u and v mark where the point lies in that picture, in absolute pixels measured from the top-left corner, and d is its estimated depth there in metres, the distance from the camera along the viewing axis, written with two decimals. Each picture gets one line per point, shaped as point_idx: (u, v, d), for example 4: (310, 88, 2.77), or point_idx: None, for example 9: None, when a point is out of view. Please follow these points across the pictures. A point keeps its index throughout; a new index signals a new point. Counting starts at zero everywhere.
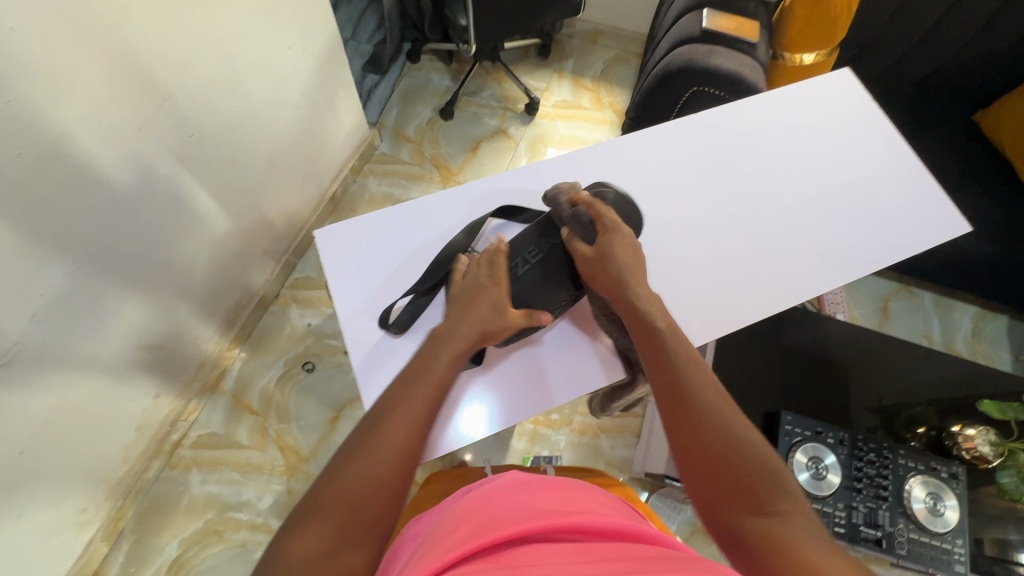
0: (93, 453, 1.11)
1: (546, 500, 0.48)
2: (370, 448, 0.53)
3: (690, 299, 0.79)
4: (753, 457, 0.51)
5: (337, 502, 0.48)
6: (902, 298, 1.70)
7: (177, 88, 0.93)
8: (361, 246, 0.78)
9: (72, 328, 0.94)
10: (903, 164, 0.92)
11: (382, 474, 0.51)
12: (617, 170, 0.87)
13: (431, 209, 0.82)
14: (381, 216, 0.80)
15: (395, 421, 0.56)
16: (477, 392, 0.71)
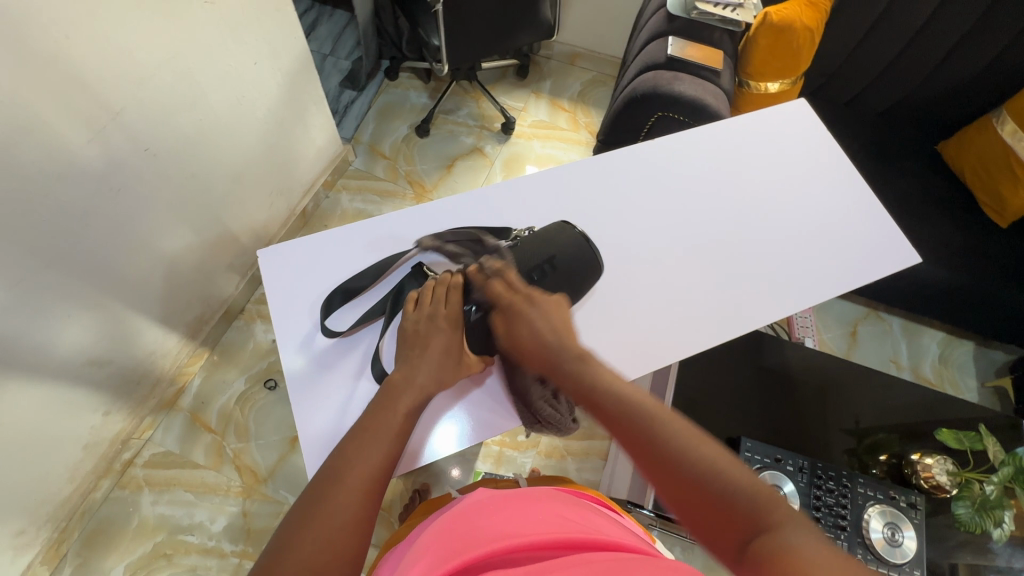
0: (35, 472, 1.07)
1: (506, 514, 0.51)
2: (326, 504, 0.50)
3: (635, 329, 0.79)
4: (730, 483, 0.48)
5: (293, 573, 0.45)
6: (870, 323, 1.71)
7: (133, 102, 0.92)
8: (305, 269, 0.76)
9: (13, 344, 0.91)
10: (852, 200, 0.95)
11: (339, 529, 0.49)
12: (568, 202, 0.89)
13: (381, 231, 0.81)
14: (327, 237, 0.79)
15: (353, 475, 0.53)
16: (453, 417, 0.70)
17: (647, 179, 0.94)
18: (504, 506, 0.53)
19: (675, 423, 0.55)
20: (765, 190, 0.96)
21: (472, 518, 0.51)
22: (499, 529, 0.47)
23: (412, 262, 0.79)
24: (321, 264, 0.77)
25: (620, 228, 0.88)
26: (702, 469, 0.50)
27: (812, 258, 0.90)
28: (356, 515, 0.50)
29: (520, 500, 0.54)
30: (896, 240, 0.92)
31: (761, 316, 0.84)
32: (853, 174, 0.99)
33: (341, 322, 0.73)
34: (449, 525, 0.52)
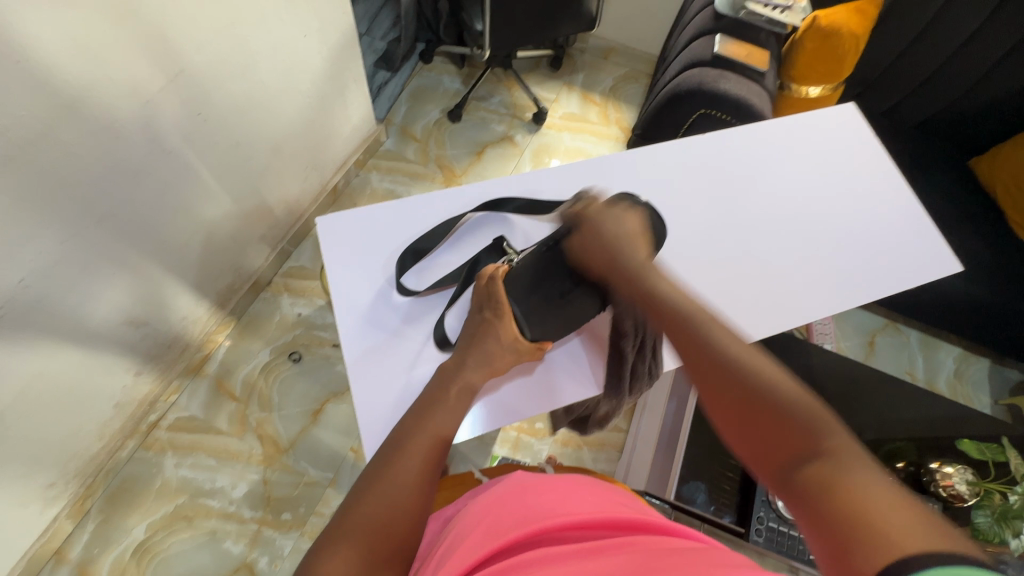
0: (69, 426, 1.09)
1: (554, 495, 0.51)
2: (391, 473, 0.52)
3: None
4: (796, 405, 0.47)
5: (360, 531, 0.48)
6: (889, 334, 1.72)
7: (189, 64, 0.92)
8: (364, 245, 0.77)
9: (61, 297, 0.93)
10: (894, 208, 0.97)
11: (405, 497, 0.51)
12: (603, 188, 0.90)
13: (440, 205, 0.82)
14: (385, 216, 0.80)
15: (415, 446, 0.55)
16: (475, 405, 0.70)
17: (688, 175, 0.95)
18: (551, 487, 0.53)
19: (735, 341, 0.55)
20: (804, 192, 0.97)
21: (518, 498, 0.51)
22: (546, 509, 0.48)
23: (466, 225, 0.82)
24: (381, 243, 0.78)
25: None
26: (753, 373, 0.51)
27: (848, 261, 0.90)
28: (416, 485, 0.52)
29: (567, 481, 0.55)
30: (935, 249, 0.93)
31: (796, 316, 0.85)
32: (895, 182, 0.99)
33: (415, 285, 0.76)
34: (494, 501, 0.52)
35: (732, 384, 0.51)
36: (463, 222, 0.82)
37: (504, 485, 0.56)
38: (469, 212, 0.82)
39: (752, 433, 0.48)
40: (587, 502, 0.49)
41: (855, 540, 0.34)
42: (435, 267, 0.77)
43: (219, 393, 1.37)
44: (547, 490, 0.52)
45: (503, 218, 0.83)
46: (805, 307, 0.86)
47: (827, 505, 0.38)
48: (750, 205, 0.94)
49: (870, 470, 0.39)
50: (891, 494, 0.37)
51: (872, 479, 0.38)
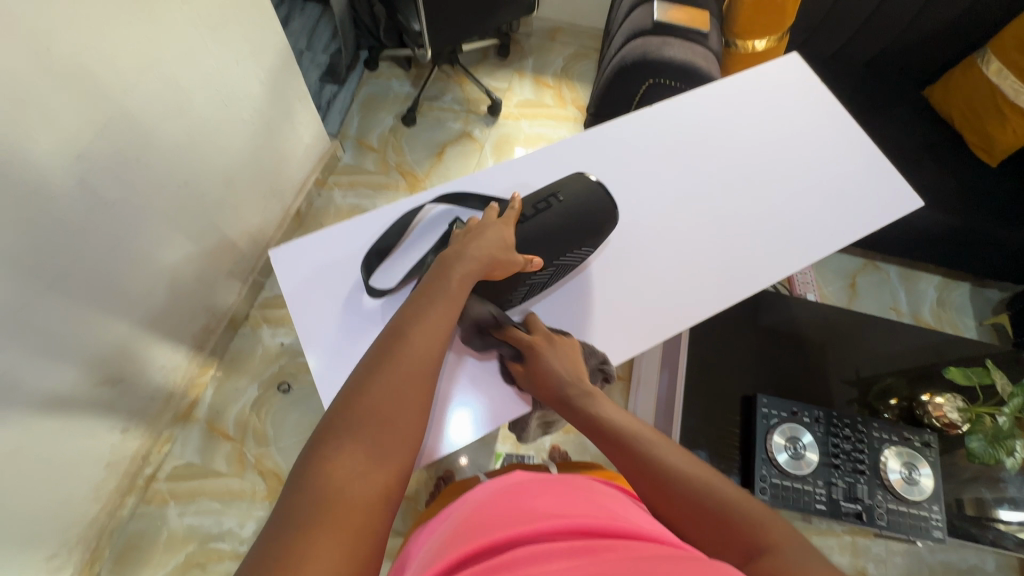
0: (61, 496, 1.07)
1: (542, 498, 0.50)
2: (368, 395, 0.50)
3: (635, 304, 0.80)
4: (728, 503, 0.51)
5: (340, 449, 0.45)
6: (869, 273, 1.74)
7: (118, 111, 0.89)
8: (316, 281, 0.75)
9: (25, 368, 0.90)
10: (851, 153, 0.97)
11: (384, 420, 0.49)
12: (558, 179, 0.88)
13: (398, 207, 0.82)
14: (324, 242, 0.77)
15: (415, 339, 0.55)
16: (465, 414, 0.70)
17: (643, 149, 0.94)
18: (544, 491, 0.52)
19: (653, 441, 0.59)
20: (760, 150, 0.96)
21: (508, 501, 0.50)
22: (538, 510, 0.47)
23: (428, 220, 0.81)
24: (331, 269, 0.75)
25: (617, 201, 0.89)
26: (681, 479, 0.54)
27: (810, 213, 0.91)
28: (397, 404, 0.51)
29: (557, 483, 0.54)
30: (895, 190, 0.94)
31: (767, 274, 0.85)
32: (850, 126, 0.99)
33: (386, 285, 0.75)
34: (485, 505, 0.51)
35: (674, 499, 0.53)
36: (423, 219, 0.81)
37: (493, 491, 0.55)
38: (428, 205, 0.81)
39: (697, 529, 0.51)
40: (575, 505, 0.48)
41: None
42: (403, 264, 0.76)
43: (213, 437, 1.35)
44: (540, 494, 0.51)
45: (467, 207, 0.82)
46: (773, 263, 0.86)
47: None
48: (708, 170, 0.93)
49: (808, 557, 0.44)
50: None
51: (811, 562, 0.43)
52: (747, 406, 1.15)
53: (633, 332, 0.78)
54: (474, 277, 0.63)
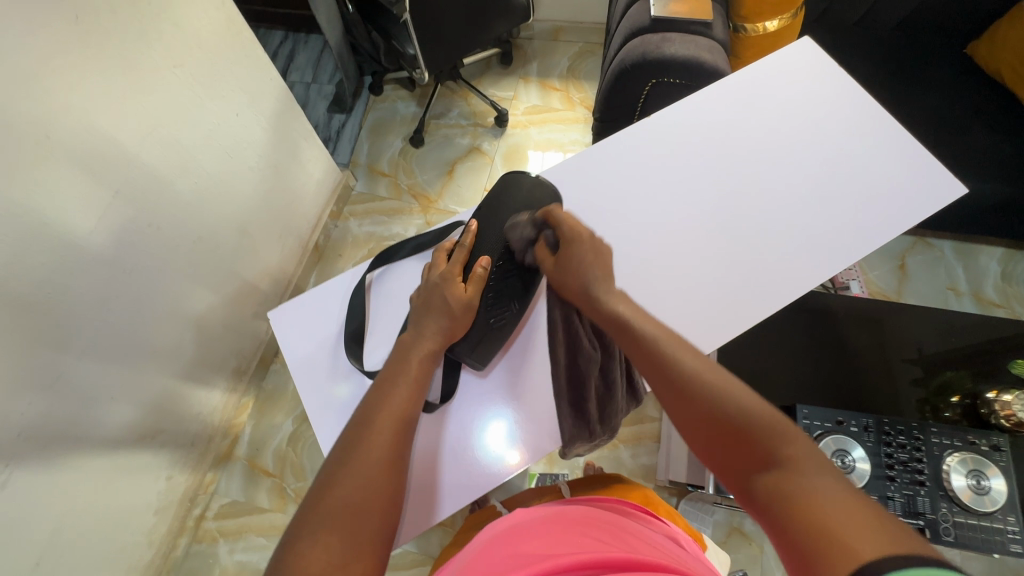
0: (116, 545, 1.13)
1: (535, 540, 0.49)
2: (341, 487, 0.51)
3: None
4: (751, 414, 0.48)
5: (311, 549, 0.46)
6: (920, 252, 1.60)
7: (125, 181, 0.91)
8: (314, 337, 0.74)
9: (67, 433, 0.95)
10: (871, 145, 0.91)
11: (355, 509, 0.50)
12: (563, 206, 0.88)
13: (337, 287, 0.77)
14: (298, 352, 0.73)
15: (381, 431, 0.57)
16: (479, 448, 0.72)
17: (645, 165, 0.91)
18: (535, 534, 0.51)
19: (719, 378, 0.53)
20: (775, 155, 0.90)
21: (502, 549, 0.49)
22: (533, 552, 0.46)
23: (376, 286, 0.77)
24: (326, 384, 0.72)
25: (622, 224, 0.87)
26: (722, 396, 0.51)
27: (828, 219, 0.87)
28: (367, 495, 0.52)
29: (553, 524, 0.53)
30: (919, 184, 0.88)
31: (782, 293, 0.82)
32: (873, 114, 0.93)
33: (376, 361, 0.72)
34: (482, 554, 0.50)
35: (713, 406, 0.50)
36: (370, 286, 0.77)
37: (486, 542, 0.54)
38: (369, 272, 0.76)
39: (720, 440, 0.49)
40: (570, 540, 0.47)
41: (809, 545, 0.36)
42: (379, 336, 0.74)
43: (254, 473, 1.40)
44: (533, 539, 0.49)
45: (409, 262, 0.79)
46: (789, 279, 0.83)
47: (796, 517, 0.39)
48: (714, 181, 0.89)
49: (825, 480, 0.41)
50: (843, 500, 0.38)
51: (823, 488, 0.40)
52: (787, 415, 1.07)
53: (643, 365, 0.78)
54: (433, 354, 0.67)
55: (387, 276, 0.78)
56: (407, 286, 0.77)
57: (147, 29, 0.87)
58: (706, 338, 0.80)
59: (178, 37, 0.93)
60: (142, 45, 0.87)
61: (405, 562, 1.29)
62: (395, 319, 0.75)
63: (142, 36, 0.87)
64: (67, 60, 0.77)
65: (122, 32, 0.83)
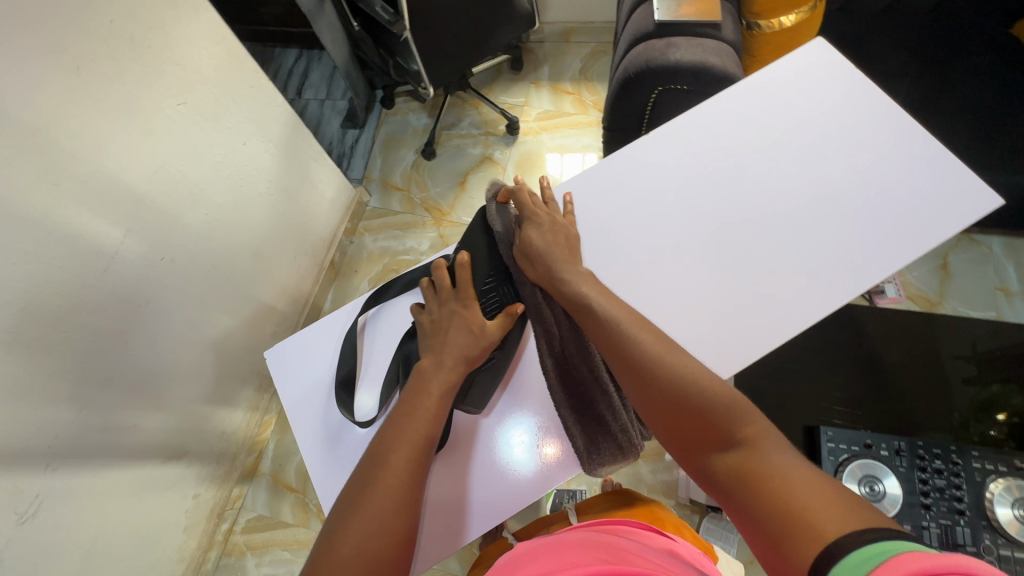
0: (147, 562, 1.18)
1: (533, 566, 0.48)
2: (358, 517, 0.54)
3: None
4: (709, 394, 0.56)
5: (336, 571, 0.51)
6: (964, 250, 1.48)
7: (134, 218, 0.94)
8: (308, 379, 0.77)
9: (94, 460, 0.99)
10: (894, 151, 0.84)
11: (372, 541, 0.53)
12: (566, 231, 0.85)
13: (332, 328, 0.79)
14: (293, 391, 0.76)
15: (394, 463, 0.58)
16: (493, 483, 0.71)
17: (648, 181, 0.87)
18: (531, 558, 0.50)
19: (641, 327, 0.64)
20: (785, 169, 0.85)
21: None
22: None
23: (368, 326, 0.79)
24: (320, 424, 0.73)
25: (625, 246, 0.83)
26: (685, 378, 0.58)
27: (846, 234, 0.81)
28: (380, 520, 0.54)
29: (547, 549, 0.52)
30: (951, 193, 0.82)
31: (799, 315, 0.77)
32: (897, 116, 0.86)
33: (365, 406, 0.74)
34: None
35: (669, 389, 0.58)
36: (363, 328, 0.79)
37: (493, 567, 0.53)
38: (362, 314, 0.78)
39: (676, 425, 0.58)
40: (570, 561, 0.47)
41: (785, 533, 0.45)
42: (370, 378, 0.76)
43: (278, 488, 1.44)
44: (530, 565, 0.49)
45: (400, 303, 0.80)
46: (805, 301, 0.78)
47: (762, 490, 0.48)
48: (722, 196, 0.85)
49: (783, 454, 0.51)
50: (810, 478, 0.48)
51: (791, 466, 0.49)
52: (809, 437, 1.01)
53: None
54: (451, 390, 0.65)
55: (377, 318, 0.79)
56: (397, 328, 0.79)
57: (147, 70, 0.89)
58: (715, 366, 0.76)
59: (180, 75, 0.96)
60: (144, 86, 0.90)
61: None
62: (385, 361, 0.76)
63: (144, 78, 0.89)
64: (70, 108, 0.79)
65: (122, 75, 0.85)
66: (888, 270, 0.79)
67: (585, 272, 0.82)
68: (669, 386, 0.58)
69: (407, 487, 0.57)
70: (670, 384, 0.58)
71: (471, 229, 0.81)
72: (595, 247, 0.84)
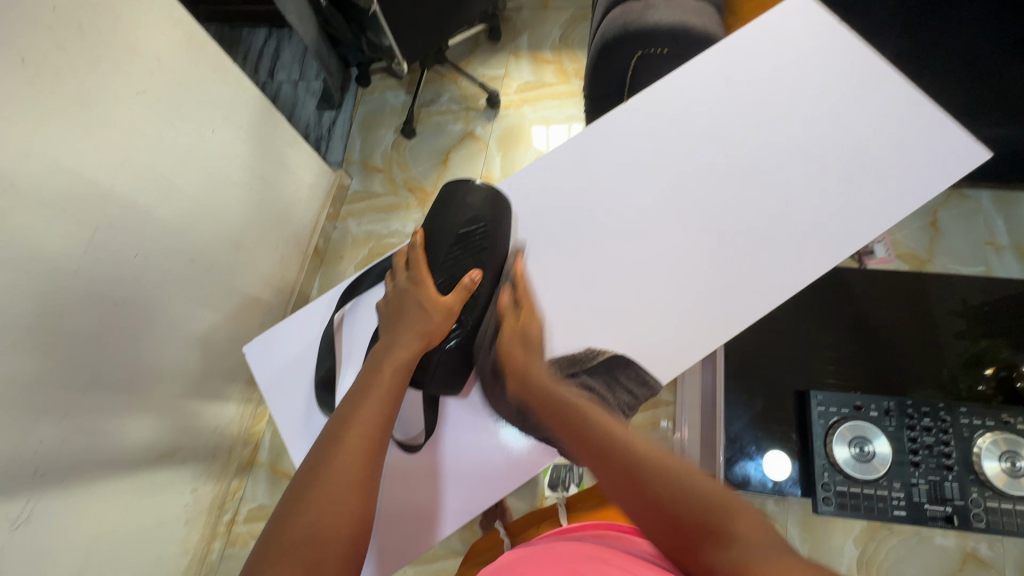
0: (150, 557, 1.19)
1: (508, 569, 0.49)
2: (320, 488, 0.53)
3: (645, 332, 0.77)
4: (695, 493, 0.49)
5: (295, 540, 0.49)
6: (954, 205, 1.47)
7: (102, 215, 0.91)
8: (288, 373, 0.75)
9: (86, 461, 0.99)
10: (882, 107, 0.82)
11: (335, 508, 0.52)
12: (549, 206, 0.83)
13: (310, 321, 0.77)
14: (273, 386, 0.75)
15: (353, 438, 0.58)
16: (459, 485, 0.74)
17: (630, 151, 0.84)
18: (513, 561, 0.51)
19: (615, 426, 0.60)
20: (770, 133, 0.83)
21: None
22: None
23: (347, 321, 0.77)
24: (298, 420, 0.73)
25: (610, 219, 0.81)
26: (660, 466, 0.53)
27: (832, 197, 0.79)
28: (344, 483, 0.54)
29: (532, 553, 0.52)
30: (938, 149, 0.80)
31: (785, 282, 0.76)
32: (884, 71, 0.83)
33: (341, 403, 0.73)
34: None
35: (653, 488, 0.51)
36: (342, 322, 0.77)
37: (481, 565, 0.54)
38: (339, 309, 0.76)
39: (658, 524, 0.49)
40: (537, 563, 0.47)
41: None
42: (348, 374, 0.75)
43: (276, 477, 1.46)
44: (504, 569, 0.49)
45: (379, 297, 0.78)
46: (787, 269, 0.77)
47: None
48: (705, 162, 0.82)
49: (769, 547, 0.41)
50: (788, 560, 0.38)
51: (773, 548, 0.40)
52: (799, 402, 1.01)
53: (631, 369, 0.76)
54: (409, 364, 0.67)
55: (357, 313, 0.78)
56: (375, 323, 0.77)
57: (100, 59, 0.85)
58: (702, 338, 0.76)
59: (136, 63, 0.91)
60: (99, 76, 0.85)
61: (428, 558, 1.32)
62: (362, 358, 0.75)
63: (97, 66, 0.85)
64: (20, 104, 0.75)
65: (74, 65, 0.81)
66: (874, 232, 0.78)
67: (571, 249, 0.80)
68: (646, 476, 0.52)
69: (367, 461, 0.56)
70: (655, 476, 0.52)
71: (433, 208, 0.78)
72: (576, 220, 0.82)
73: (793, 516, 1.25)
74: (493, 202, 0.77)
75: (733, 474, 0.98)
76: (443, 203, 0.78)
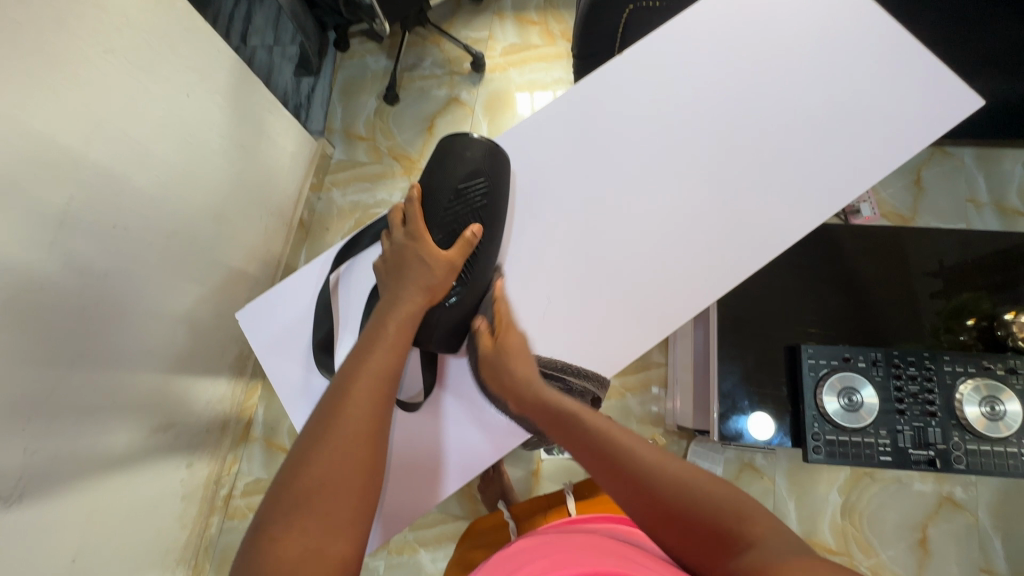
0: (149, 533, 1.19)
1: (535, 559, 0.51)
2: (328, 441, 0.55)
3: (644, 290, 0.77)
4: (708, 493, 0.54)
5: (306, 491, 0.51)
6: (937, 163, 1.48)
7: (77, 184, 0.87)
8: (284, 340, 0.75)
9: (77, 439, 0.97)
10: (875, 59, 0.81)
11: (344, 459, 0.54)
12: (543, 165, 0.81)
13: (304, 285, 0.76)
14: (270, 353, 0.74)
15: (358, 395, 0.59)
16: (461, 443, 0.76)
17: (624, 105, 0.82)
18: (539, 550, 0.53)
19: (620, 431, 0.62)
20: (765, 87, 0.81)
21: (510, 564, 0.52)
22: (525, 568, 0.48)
23: (341, 283, 0.76)
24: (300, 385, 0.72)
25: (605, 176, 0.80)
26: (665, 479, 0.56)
27: (823, 151, 0.80)
28: (353, 435, 0.56)
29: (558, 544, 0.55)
30: (930, 100, 0.80)
31: (777, 238, 0.77)
32: (879, 20, 0.82)
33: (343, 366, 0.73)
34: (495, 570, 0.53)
35: (669, 496, 0.54)
36: (337, 284, 0.76)
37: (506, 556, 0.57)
38: (333, 271, 0.75)
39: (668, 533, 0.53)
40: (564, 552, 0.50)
41: None
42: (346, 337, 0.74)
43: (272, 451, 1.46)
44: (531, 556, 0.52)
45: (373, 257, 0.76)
46: (778, 224, 0.78)
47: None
48: (700, 117, 0.81)
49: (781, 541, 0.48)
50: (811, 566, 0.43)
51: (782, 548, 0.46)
52: (790, 356, 1.04)
53: (618, 332, 0.77)
54: (411, 320, 0.68)
55: (351, 275, 0.76)
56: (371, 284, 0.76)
57: (63, 15, 0.80)
58: (699, 295, 0.77)
59: (102, 20, 0.86)
60: (63, 34, 0.80)
61: (427, 524, 1.34)
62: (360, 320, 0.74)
63: (61, 22, 0.79)
64: None
65: (35, 21, 0.76)
66: (863, 186, 0.80)
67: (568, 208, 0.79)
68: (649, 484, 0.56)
69: (374, 417, 0.58)
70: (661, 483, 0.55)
71: (429, 163, 0.76)
72: (572, 178, 0.80)
73: (779, 468, 1.30)
74: (489, 154, 0.75)
75: (726, 428, 1.01)
76: (438, 158, 0.76)
